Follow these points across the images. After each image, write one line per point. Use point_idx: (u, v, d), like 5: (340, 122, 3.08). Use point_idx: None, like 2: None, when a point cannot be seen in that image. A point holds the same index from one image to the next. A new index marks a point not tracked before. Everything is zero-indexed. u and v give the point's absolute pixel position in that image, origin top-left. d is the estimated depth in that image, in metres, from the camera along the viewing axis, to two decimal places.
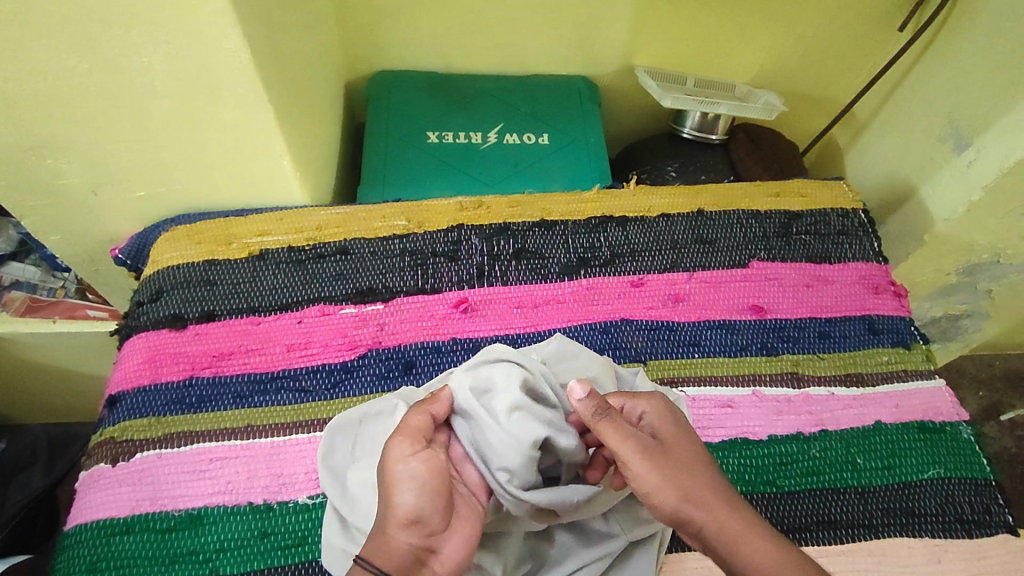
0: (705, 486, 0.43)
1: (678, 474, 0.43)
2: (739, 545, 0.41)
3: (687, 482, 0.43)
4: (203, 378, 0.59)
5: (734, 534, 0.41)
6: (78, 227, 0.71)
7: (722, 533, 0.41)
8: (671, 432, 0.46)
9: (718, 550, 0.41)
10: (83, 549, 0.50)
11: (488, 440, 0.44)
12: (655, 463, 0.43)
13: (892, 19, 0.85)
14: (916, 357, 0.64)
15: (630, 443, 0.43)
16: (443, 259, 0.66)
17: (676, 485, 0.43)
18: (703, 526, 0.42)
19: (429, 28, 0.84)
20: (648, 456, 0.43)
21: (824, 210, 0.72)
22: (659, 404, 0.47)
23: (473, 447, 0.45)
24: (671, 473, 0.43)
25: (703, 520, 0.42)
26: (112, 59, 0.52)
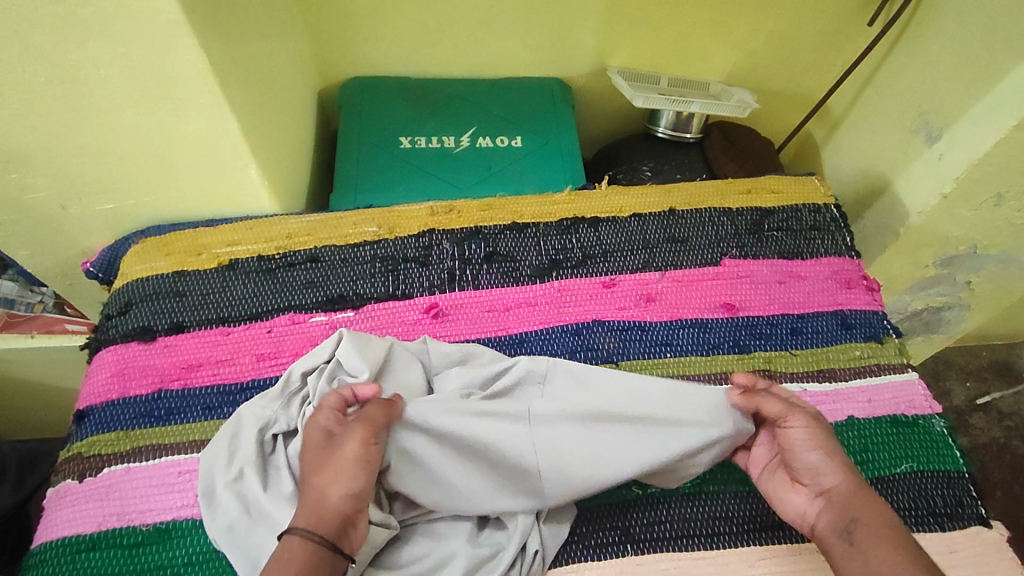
0: (847, 462, 0.48)
1: (835, 446, 0.49)
2: (864, 509, 0.45)
3: (839, 455, 0.48)
4: (172, 391, 0.58)
5: (861, 501, 0.46)
6: (48, 241, 0.71)
7: (854, 495, 0.46)
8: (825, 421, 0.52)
9: (842, 506, 0.46)
10: (49, 567, 0.50)
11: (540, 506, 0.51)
12: (819, 427, 0.49)
13: (862, 14, 0.86)
14: (889, 351, 0.64)
15: (799, 414, 0.50)
16: (414, 265, 0.66)
17: (833, 455, 0.48)
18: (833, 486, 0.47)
19: (400, 33, 0.84)
20: (814, 424, 0.50)
21: (795, 207, 0.72)
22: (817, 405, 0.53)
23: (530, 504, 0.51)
24: (831, 447, 0.49)
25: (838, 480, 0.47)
26: (69, 73, 0.52)
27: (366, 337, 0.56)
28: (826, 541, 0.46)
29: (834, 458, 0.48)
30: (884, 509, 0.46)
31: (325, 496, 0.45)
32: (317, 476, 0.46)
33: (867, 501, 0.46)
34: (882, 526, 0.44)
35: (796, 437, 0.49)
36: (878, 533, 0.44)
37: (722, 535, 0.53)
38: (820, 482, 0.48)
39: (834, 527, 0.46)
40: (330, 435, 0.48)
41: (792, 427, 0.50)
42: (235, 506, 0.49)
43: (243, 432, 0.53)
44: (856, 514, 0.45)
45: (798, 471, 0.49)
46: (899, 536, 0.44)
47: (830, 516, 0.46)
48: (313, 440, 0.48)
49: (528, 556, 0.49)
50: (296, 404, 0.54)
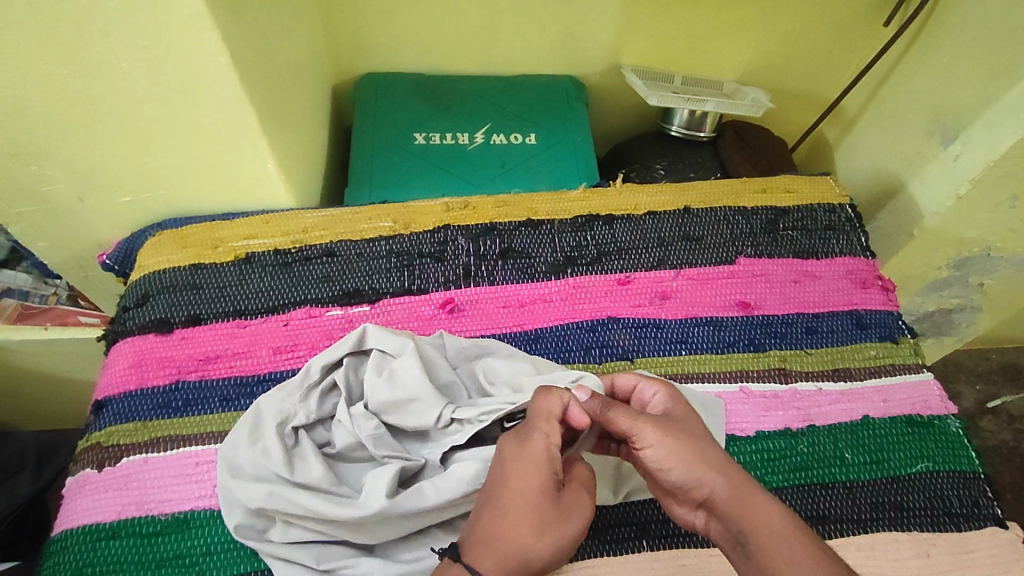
0: (717, 454, 0.43)
1: (688, 440, 0.44)
2: (748, 514, 0.40)
3: (704, 450, 0.43)
4: (189, 382, 0.59)
5: (745, 502, 0.41)
6: (65, 233, 0.71)
7: (734, 497, 0.41)
8: (676, 407, 0.48)
9: (727, 517, 0.41)
10: (69, 555, 0.50)
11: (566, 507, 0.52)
12: (667, 432, 0.43)
13: (878, 14, 0.85)
14: (904, 351, 0.64)
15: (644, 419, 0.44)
16: (429, 260, 0.66)
17: (693, 459, 0.42)
18: (711, 495, 0.42)
19: (415, 29, 0.84)
20: (658, 425, 0.44)
21: (810, 206, 0.72)
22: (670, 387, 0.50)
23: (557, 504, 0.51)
24: (685, 442, 0.43)
25: (715, 487, 0.42)
26: (92, 66, 0.52)
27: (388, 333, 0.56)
28: (729, 554, 0.42)
29: (688, 458, 0.42)
30: (774, 507, 0.41)
31: (532, 554, 0.42)
32: (525, 531, 0.42)
33: (747, 507, 0.41)
34: (780, 529, 0.40)
35: (655, 452, 0.43)
36: (771, 538, 0.39)
37: None
38: (697, 494, 0.42)
39: (726, 538, 0.41)
40: (557, 488, 0.44)
41: (646, 445, 0.44)
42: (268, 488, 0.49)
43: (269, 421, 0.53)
44: (745, 520, 0.40)
45: (670, 486, 0.44)
46: (797, 532, 0.39)
47: (721, 527, 0.42)
48: (539, 484, 0.43)
49: None
50: (317, 397, 0.54)
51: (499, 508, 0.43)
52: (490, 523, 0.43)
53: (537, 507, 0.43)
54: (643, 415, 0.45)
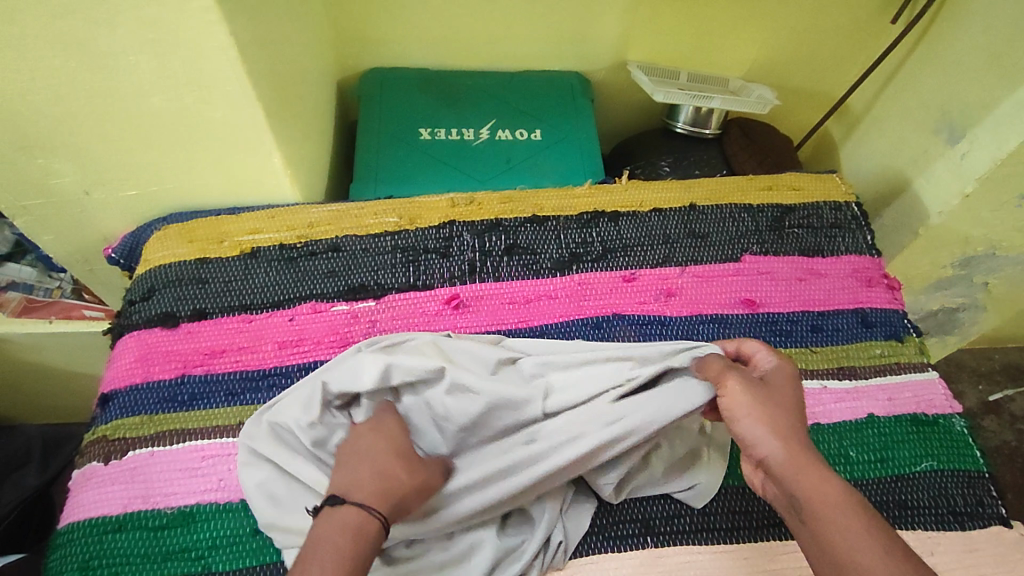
0: (796, 424, 0.43)
1: (778, 412, 0.43)
2: (804, 478, 0.39)
3: (782, 422, 0.42)
4: (195, 376, 0.59)
5: (809, 469, 0.40)
6: (71, 227, 0.71)
7: (802, 463, 0.40)
8: (779, 380, 0.46)
9: (779, 478, 0.41)
10: (75, 548, 0.50)
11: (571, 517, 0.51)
12: (749, 389, 0.44)
13: (886, 12, 0.85)
14: (910, 350, 0.63)
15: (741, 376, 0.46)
16: (435, 256, 0.66)
17: (766, 420, 0.42)
18: (769, 456, 0.41)
19: (421, 24, 0.84)
20: (746, 386, 0.45)
21: (816, 204, 0.72)
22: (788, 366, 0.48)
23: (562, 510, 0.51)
24: (767, 406, 0.43)
25: (773, 450, 0.41)
26: (99, 59, 0.52)
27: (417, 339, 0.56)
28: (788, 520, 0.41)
29: (764, 419, 0.43)
30: (833, 479, 0.39)
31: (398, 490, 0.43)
32: (399, 472, 0.44)
33: (806, 468, 0.40)
34: (822, 501, 0.38)
35: (729, 401, 0.45)
36: (826, 506, 0.38)
37: (742, 529, 0.53)
38: (757, 454, 0.42)
39: (781, 500, 0.41)
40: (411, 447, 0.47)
41: (724, 394, 0.45)
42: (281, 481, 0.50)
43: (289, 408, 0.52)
44: (803, 483, 0.39)
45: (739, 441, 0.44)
46: (850, 502, 0.38)
47: (777, 488, 0.41)
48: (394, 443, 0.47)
49: (551, 546, 0.50)
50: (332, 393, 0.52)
51: (354, 465, 0.44)
52: (363, 469, 0.44)
53: (400, 458, 0.45)
54: (734, 372, 0.46)
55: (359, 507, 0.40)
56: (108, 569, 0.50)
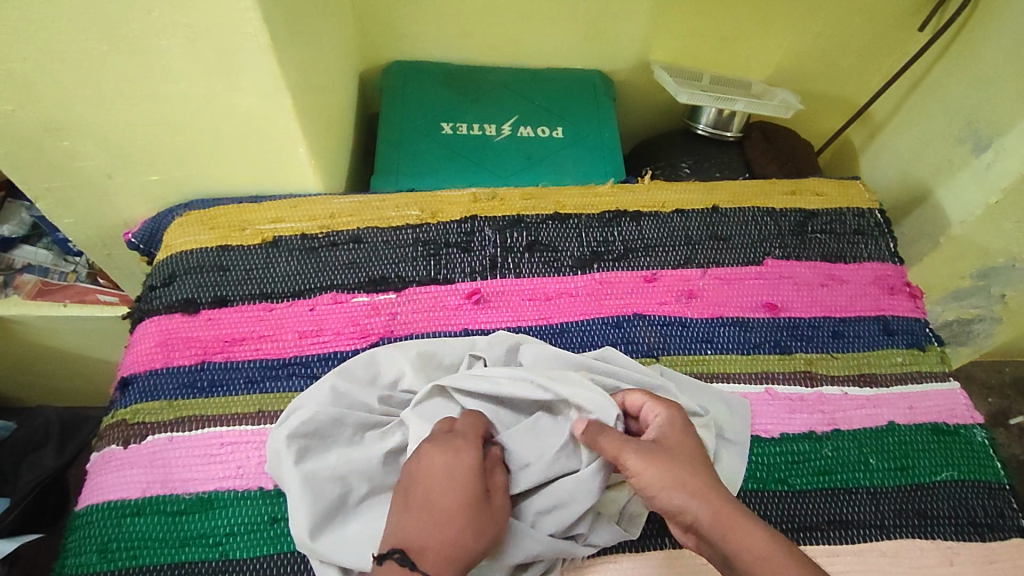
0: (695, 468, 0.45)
1: (682, 467, 0.45)
2: (736, 536, 0.41)
3: (683, 473, 0.44)
4: (215, 363, 0.59)
5: (731, 518, 0.42)
6: (92, 210, 0.72)
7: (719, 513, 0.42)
8: (672, 432, 0.48)
9: (711, 541, 0.42)
10: (94, 530, 0.51)
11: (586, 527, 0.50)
12: (651, 462, 0.45)
13: (912, 19, 0.84)
14: (931, 359, 0.63)
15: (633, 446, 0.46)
16: (456, 250, 0.66)
17: (681, 486, 0.44)
18: (697, 522, 0.43)
19: (446, 18, 0.83)
20: (643, 452, 0.45)
21: (839, 210, 0.72)
22: (672, 413, 0.49)
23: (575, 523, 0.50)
24: (670, 462, 0.45)
25: (699, 514, 0.43)
26: (131, 43, 0.52)
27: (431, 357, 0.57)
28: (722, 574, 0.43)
29: (680, 481, 0.44)
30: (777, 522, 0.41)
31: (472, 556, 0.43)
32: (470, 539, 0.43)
33: (732, 523, 0.42)
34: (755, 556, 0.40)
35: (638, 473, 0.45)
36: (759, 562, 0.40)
37: None
38: (683, 520, 0.44)
39: (716, 560, 0.43)
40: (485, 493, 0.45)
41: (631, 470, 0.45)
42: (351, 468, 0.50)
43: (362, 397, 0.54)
44: (728, 538, 0.42)
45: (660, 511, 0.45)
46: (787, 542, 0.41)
47: (711, 548, 0.43)
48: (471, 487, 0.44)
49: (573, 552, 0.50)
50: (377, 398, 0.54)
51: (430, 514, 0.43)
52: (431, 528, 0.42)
53: (472, 525, 0.43)
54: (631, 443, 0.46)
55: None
56: (126, 552, 0.50)
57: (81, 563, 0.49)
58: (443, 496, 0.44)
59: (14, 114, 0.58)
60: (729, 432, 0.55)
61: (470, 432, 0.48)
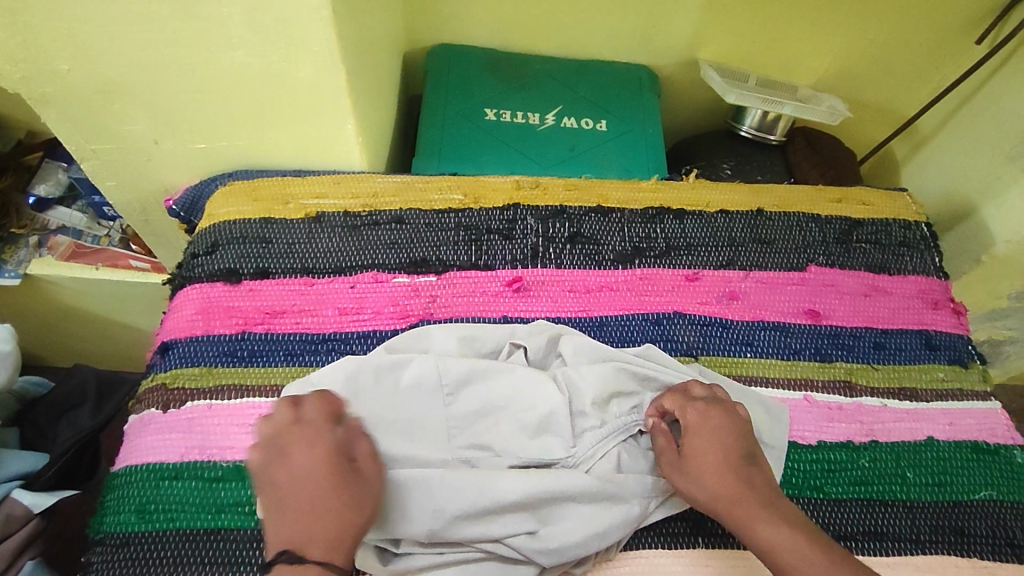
0: (726, 465, 0.49)
1: (704, 471, 0.49)
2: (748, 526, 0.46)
3: (704, 479, 0.49)
4: (254, 334, 0.59)
5: (744, 515, 0.47)
6: (136, 175, 0.72)
7: (735, 503, 0.47)
8: (697, 434, 0.51)
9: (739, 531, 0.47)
10: (133, 490, 0.51)
11: (603, 529, 0.49)
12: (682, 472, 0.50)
13: (969, 33, 0.83)
14: (973, 376, 0.62)
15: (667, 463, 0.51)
16: (498, 237, 0.65)
17: (706, 484, 0.48)
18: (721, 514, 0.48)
19: (496, 4, 0.83)
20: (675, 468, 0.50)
21: (885, 221, 0.71)
22: (696, 414, 0.52)
23: (592, 529, 0.49)
24: (693, 472, 0.49)
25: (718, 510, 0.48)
26: (193, 8, 0.52)
27: (472, 338, 0.57)
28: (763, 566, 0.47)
29: (706, 485, 0.48)
30: None
31: (348, 532, 0.44)
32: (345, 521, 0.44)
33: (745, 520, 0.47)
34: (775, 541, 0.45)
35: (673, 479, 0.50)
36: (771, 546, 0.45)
37: None
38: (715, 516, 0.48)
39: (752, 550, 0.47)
40: (344, 474, 0.46)
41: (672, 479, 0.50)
42: (428, 503, 0.48)
43: (411, 398, 0.53)
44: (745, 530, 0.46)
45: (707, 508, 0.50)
46: (790, 546, 0.45)
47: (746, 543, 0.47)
48: (323, 469, 0.45)
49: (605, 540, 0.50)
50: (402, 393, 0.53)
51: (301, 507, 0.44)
52: (297, 522, 0.44)
53: (346, 508, 0.44)
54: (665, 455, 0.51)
55: (319, 563, 0.43)
56: (165, 514, 0.50)
57: (119, 522, 0.50)
58: (312, 488, 0.45)
59: (69, 74, 0.58)
60: (768, 437, 0.55)
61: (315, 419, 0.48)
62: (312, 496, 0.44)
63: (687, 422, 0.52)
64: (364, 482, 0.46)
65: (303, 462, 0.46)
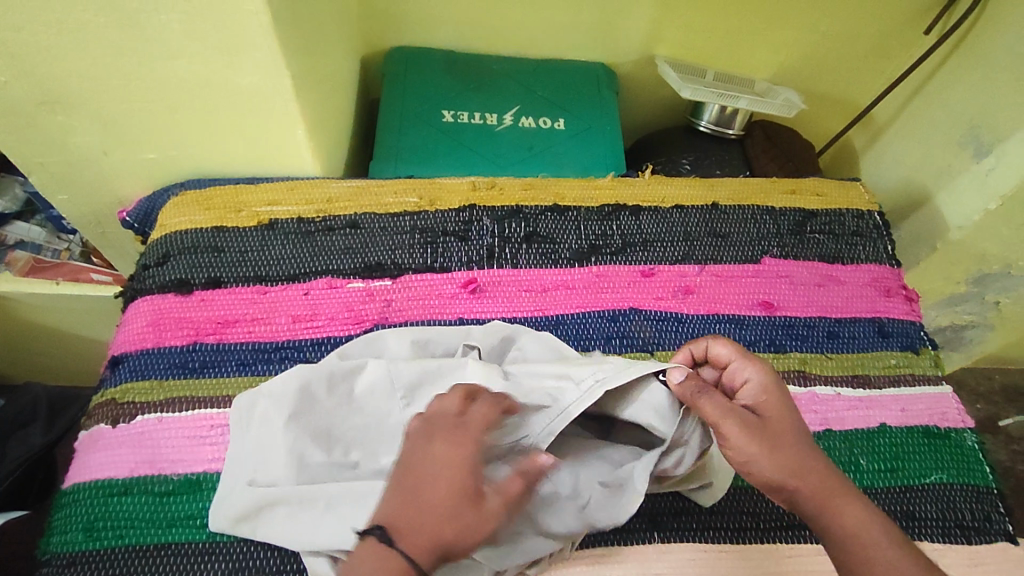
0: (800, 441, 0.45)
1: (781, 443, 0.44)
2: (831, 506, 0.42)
3: (787, 452, 0.44)
4: (206, 344, 0.58)
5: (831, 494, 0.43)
6: (86, 187, 0.71)
7: (825, 483, 0.43)
8: (765, 399, 0.47)
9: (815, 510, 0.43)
10: (80, 508, 0.50)
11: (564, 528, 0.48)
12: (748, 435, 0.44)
13: (918, 23, 0.84)
14: (925, 362, 0.63)
15: (731, 421, 0.45)
16: (453, 239, 0.65)
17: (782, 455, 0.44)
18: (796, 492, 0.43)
19: (451, 5, 0.83)
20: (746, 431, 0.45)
21: (838, 211, 0.72)
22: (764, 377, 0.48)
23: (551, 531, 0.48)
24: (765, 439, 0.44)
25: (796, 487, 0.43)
26: (130, 16, 0.51)
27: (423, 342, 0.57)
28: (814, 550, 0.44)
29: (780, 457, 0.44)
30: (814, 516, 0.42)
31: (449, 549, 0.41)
32: (445, 531, 0.41)
33: (829, 499, 0.42)
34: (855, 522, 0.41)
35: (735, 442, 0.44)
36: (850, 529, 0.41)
37: (749, 530, 0.53)
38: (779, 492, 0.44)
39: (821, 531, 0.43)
40: (477, 494, 0.42)
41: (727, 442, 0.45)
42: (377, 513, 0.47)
43: (361, 406, 0.52)
44: (825, 514, 0.42)
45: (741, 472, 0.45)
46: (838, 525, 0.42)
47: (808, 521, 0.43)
48: (461, 478, 0.42)
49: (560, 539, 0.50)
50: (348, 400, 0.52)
51: (411, 492, 0.42)
52: (408, 508, 0.42)
53: (454, 517, 0.41)
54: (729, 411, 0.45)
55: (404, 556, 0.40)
56: (113, 532, 0.49)
57: (66, 542, 0.49)
58: (432, 481, 0.42)
59: (8, 86, 0.57)
60: None
61: (478, 424, 0.45)
62: (428, 494, 0.42)
63: (755, 383, 0.48)
64: (485, 510, 0.42)
65: (448, 458, 0.43)
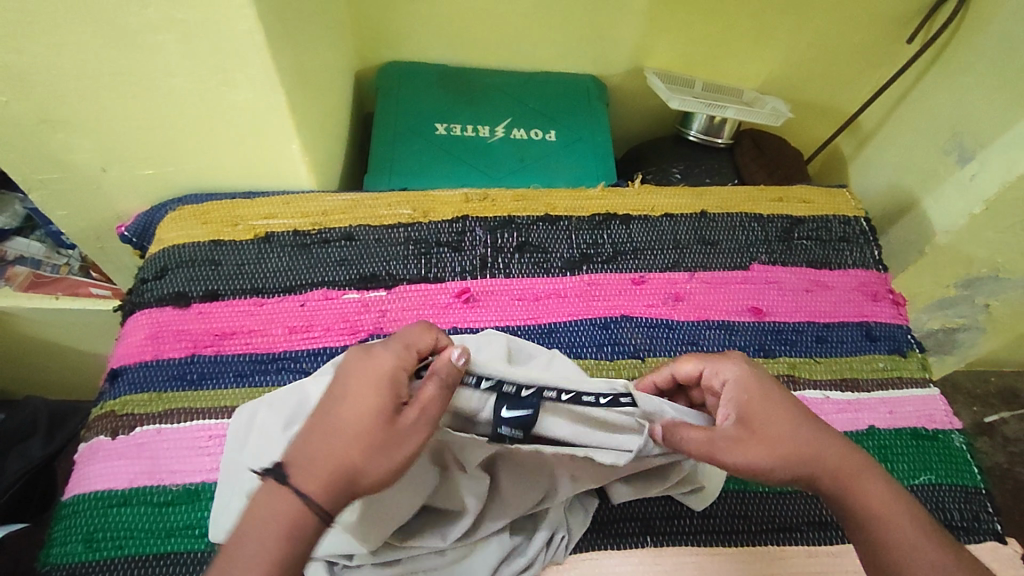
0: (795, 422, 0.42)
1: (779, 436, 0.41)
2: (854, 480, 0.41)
3: (791, 444, 0.41)
4: (204, 356, 0.59)
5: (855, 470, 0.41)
6: (85, 203, 0.72)
7: (844, 462, 0.41)
8: (747, 392, 0.44)
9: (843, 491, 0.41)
10: (80, 520, 0.51)
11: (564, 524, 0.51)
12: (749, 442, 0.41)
13: (900, 33, 0.86)
14: (912, 365, 0.64)
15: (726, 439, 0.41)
16: (446, 250, 0.66)
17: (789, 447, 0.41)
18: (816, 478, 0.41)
19: (443, 20, 0.84)
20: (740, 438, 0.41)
21: (825, 217, 0.73)
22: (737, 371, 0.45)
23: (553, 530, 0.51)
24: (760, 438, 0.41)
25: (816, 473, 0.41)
26: (127, 36, 0.53)
27: None
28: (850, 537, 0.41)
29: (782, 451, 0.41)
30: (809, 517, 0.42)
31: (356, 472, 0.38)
32: (351, 451, 0.38)
33: (853, 476, 0.41)
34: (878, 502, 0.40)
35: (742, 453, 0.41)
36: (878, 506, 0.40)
37: (740, 533, 0.54)
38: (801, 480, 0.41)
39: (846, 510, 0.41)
40: (394, 411, 0.40)
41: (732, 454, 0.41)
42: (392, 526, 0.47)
43: None
44: (848, 492, 0.41)
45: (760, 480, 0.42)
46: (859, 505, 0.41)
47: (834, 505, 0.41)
48: (372, 395, 0.40)
49: (554, 542, 0.51)
50: None
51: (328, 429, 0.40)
52: (314, 439, 0.39)
53: (359, 437, 0.39)
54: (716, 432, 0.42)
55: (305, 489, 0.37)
56: (113, 542, 0.50)
57: (66, 553, 0.50)
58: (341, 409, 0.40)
59: (9, 106, 0.59)
60: None
61: (398, 346, 0.44)
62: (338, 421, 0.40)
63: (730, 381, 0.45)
64: (404, 427, 0.40)
65: (359, 383, 0.41)
